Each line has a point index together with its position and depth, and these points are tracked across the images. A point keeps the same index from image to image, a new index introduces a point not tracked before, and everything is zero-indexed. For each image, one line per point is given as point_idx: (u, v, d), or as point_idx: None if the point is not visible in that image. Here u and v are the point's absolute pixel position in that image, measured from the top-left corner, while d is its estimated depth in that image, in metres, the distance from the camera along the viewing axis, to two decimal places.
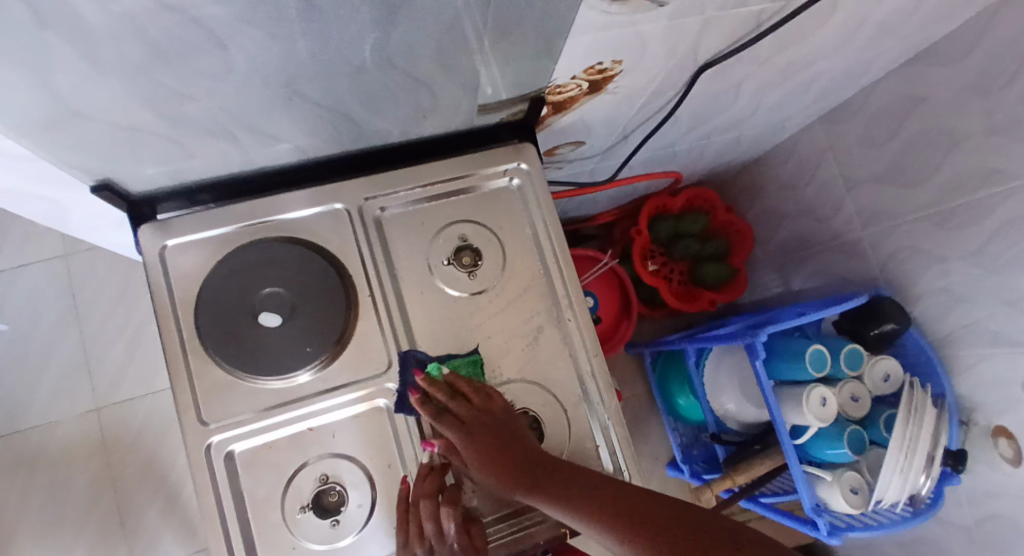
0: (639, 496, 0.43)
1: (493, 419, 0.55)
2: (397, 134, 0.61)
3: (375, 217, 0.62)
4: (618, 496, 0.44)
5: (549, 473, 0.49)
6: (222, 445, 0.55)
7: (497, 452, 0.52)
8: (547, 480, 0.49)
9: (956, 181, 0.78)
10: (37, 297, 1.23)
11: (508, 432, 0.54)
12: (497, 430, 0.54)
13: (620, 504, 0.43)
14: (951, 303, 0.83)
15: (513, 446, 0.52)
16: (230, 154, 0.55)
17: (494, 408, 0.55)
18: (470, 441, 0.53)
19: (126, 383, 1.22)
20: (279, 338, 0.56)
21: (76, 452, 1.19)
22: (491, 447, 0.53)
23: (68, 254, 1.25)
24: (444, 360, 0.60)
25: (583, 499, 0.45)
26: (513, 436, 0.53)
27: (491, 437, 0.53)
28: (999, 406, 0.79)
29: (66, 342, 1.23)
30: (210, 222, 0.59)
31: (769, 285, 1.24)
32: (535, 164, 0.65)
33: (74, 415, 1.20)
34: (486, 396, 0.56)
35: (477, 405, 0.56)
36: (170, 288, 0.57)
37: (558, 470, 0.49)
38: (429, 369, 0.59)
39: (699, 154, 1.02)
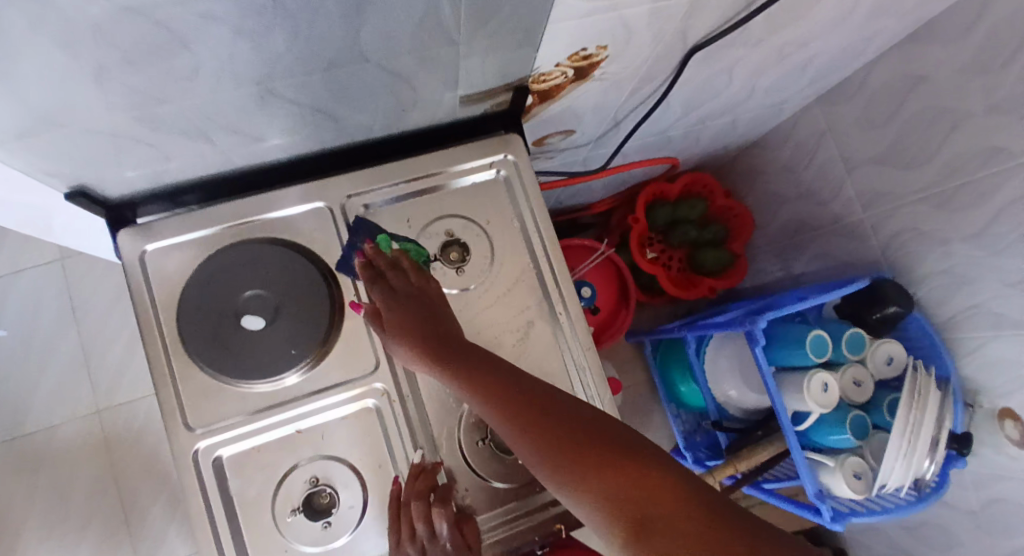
0: (570, 408, 0.46)
1: (427, 298, 0.55)
2: (377, 129, 0.59)
3: (359, 215, 0.61)
4: (544, 400, 0.47)
5: (471, 354, 0.51)
6: (210, 450, 0.55)
7: (424, 329, 0.53)
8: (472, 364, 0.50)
9: (958, 161, 0.76)
10: (33, 301, 1.23)
11: (438, 310, 0.54)
12: (427, 307, 0.54)
13: (549, 409, 0.46)
14: (955, 286, 0.81)
15: (438, 324, 0.53)
16: (206, 155, 0.54)
17: (430, 288, 0.56)
18: (397, 309, 0.54)
19: (125, 385, 1.23)
20: (263, 341, 0.55)
21: (79, 454, 1.20)
22: (416, 319, 0.53)
23: (62, 257, 1.25)
24: (395, 238, 0.60)
25: (508, 391, 0.47)
26: (443, 316, 0.54)
27: (424, 314, 0.54)
28: (1005, 390, 0.78)
29: (64, 345, 1.23)
30: (190, 224, 0.58)
31: (769, 269, 1.22)
32: (523, 156, 0.64)
33: (75, 418, 1.21)
34: (425, 277, 0.56)
35: (414, 283, 0.56)
36: (152, 293, 0.56)
37: (480, 354, 0.51)
38: (379, 242, 0.59)
39: (694, 139, 1.00)
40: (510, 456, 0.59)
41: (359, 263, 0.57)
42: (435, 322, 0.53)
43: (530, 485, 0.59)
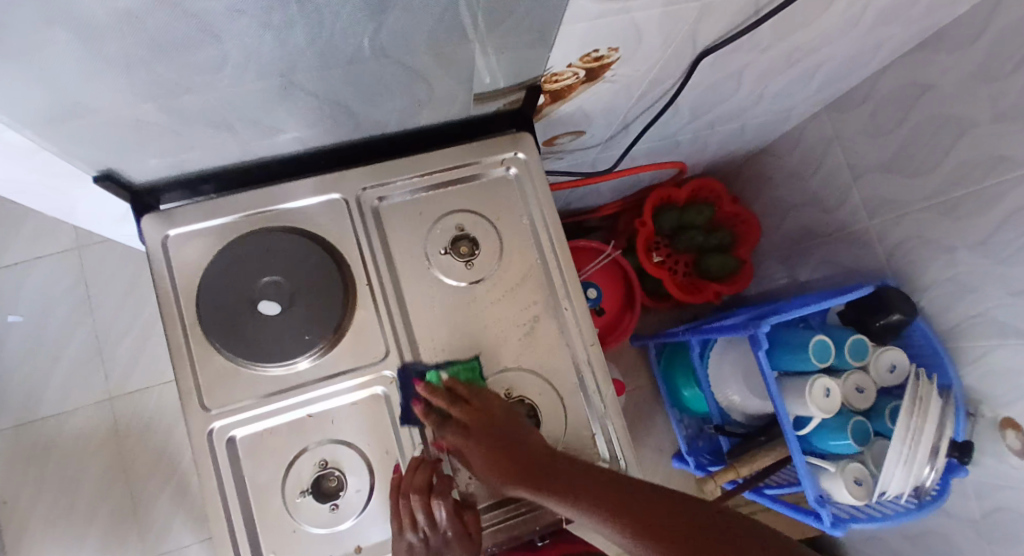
0: (638, 489, 0.47)
1: (497, 418, 0.56)
2: (393, 124, 0.61)
3: (373, 207, 0.63)
4: (618, 494, 0.47)
5: (555, 463, 0.52)
6: (224, 431, 0.57)
7: (503, 453, 0.53)
8: (548, 476, 0.51)
9: (963, 169, 0.77)
10: (50, 290, 1.26)
11: (509, 426, 0.55)
12: (500, 427, 0.55)
13: (621, 496, 0.47)
14: (959, 293, 0.82)
15: (517, 444, 0.54)
16: (229, 144, 0.56)
17: (494, 406, 0.56)
18: (475, 444, 0.55)
19: (137, 374, 1.25)
20: (278, 326, 0.57)
21: (90, 441, 1.22)
22: (495, 444, 0.54)
23: (80, 246, 1.28)
24: (443, 365, 0.60)
25: (591, 494, 0.48)
26: (515, 432, 0.55)
27: (492, 438, 0.54)
28: (1007, 398, 0.78)
29: (78, 334, 1.25)
30: (211, 212, 0.60)
31: (774, 276, 1.23)
32: (533, 153, 0.65)
33: (87, 405, 1.23)
34: (485, 398, 0.57)
35: (477, 407, 0.56)
36: (172, 276, 0.59)
37: (559, 463, 0.52)
38: (428, 377, 0.59)
39: (702, 144, 1.01)
40: None
41: (420, 409, 0.58)
42: (504, 440, 0.54)
43: None
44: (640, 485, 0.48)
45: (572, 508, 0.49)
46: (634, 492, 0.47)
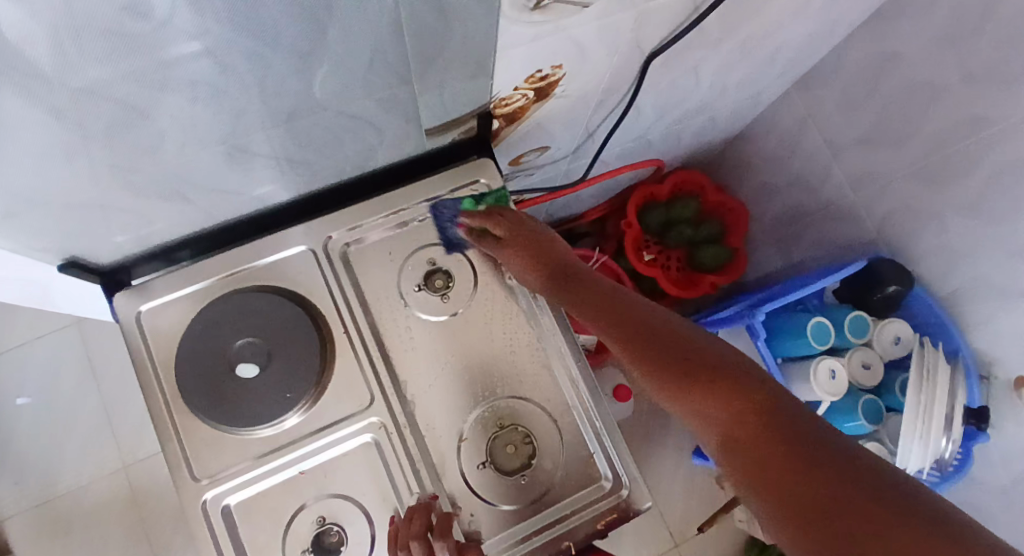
0: (646, 317, 0.52)
1: (527, 232, 0.62)
2: (350, 169, 0.61)
3: (341, 253, 0.62)
4: (628, 315, 0.52)
5: (582, 282, 0.58)
6: (217, 500, 0.56)
7: (539, 265, 0.60)
8: (570, 289, 0.58)
9: (939, 133, 0.75)
10: (57, 365, 1.27)
11: (550, 244, 0.62)
12: (542, 246, 0.61)
13: (630, 319, 0.52)
14: (954, 258, 0.80)
15: (557, 257, 0.61)
16: (188, 212, 0.56)
17: (524, 226, 0.62)
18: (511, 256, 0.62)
19: (150, 438, 1.25)
20: (258, 387, 0.56)
21: (109, 511, 1.22)
22: (537, 256, 0.61)
23: (79, 320, 1.29)
24: (477, 197, 0.65)
25: (591, 307, 0.55)
26: (554, 252, 0.61)
27: (524, 253, 0.61)
28: (1019, 360, 0.76)
29: (87, 406, 1.26)
30: (182, 281, 0.60)
31: (767, 259, 1.21)
32: (496, 178, 0.65)
33: (103, 475, 1.23)
34: (516, 217, 0.63)
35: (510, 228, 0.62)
36: (149, 349, 0.58)
37: (592, 285, 0.57)
38: (465, 207, 0.64)
39: (675, 139, 1.00)
40: (512, 477, 0.59)
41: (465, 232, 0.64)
42: (532, 254, 0.61)
43: (532, 505, 0.59)
44: (646, 311, 0.52)
45: (586, 318, 0.55)
46: (661, 324, 0.51)
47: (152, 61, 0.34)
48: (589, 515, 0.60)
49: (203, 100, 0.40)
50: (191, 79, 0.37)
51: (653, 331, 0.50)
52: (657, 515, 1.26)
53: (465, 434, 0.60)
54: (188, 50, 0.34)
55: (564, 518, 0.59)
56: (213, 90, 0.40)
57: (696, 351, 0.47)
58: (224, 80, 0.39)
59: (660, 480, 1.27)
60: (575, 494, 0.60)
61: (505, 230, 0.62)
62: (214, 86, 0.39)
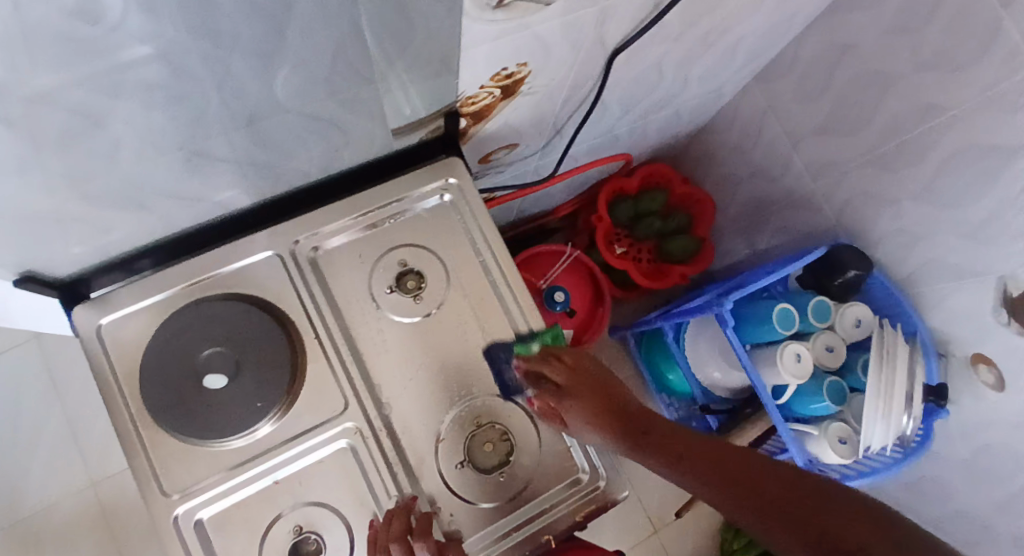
0: (728, 457, 0.46)
1: (591, 373, 0.59)
2: (315, 172, 0.60)
3: (309, 257, 0.61)
4: (710, 455, 0.47)
5: (657, 427, 0.52)
6: (189, 515, 0.55)
7: (605, 408, 0.56)
8: (641, 432, 0.53)
9: (892, 121, 0.78)
10: (14, 384, 1.22)
11: (612, 387, 0.58)
12: (600, 383, 0.58)
13: (710, 456, 0.46)
14: (910, 242, 0.83)
15: (620, 398, 0.57)
16: (147, 220, 0.54)
17: (586, 366, 0.59)
18: (574, 398, 0.57)
19: (119, 454, 1.21)
20: (228, 398, 0.55)
21: (78, 532, 1.18)
22: (597, 396, 0.57)
23: (37, 335, 1.24)
24: (529, 337, 0.62)
25: (670, 454, 0.49)
26: (619, 395, 0.57)
27: (587, 393, 0.57)
28: (972, 337, 0.79)
29: (49, 424, 1.21)
30: (144, 291, 0.58)
31: (734, 248, 1.24)
32: (465, 178, 0.65)
33: (70, 495, 1.19)
34: (578, 359, 0.60)
35: (570, 369, 0.59)
36: (111, 364, 0.57)
37: (670, 431, 0.51)
38: (518, 351, 0.61)
39: (642, 133, 1.01)
40: (491, 475, 0.60)
41: (521, 374, 0.61)
42: (597, 397, 0.57)
43: (512, 501, 0.59)
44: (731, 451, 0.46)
45: (663, 465, 0.49)
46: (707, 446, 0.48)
47: (102, 66, 0.33)
48: (569, 507, 0.60)
49: (158, 105, 0.39)
50: (145, 84, 0.36)
51: (736, 470, 0.44)
52: (637, 504, 1.28)
53: (443, 435, 0.60)
54: (141, 55, 0.33)
55: (544, 513, 0.60)
56: (170, 94, 0.38)
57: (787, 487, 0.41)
58: (180, 86, 0.38)
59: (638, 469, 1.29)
60: (554, 488, 0.61)
61: (561, 372, 0.59)
62: (170, 91, 0.38)
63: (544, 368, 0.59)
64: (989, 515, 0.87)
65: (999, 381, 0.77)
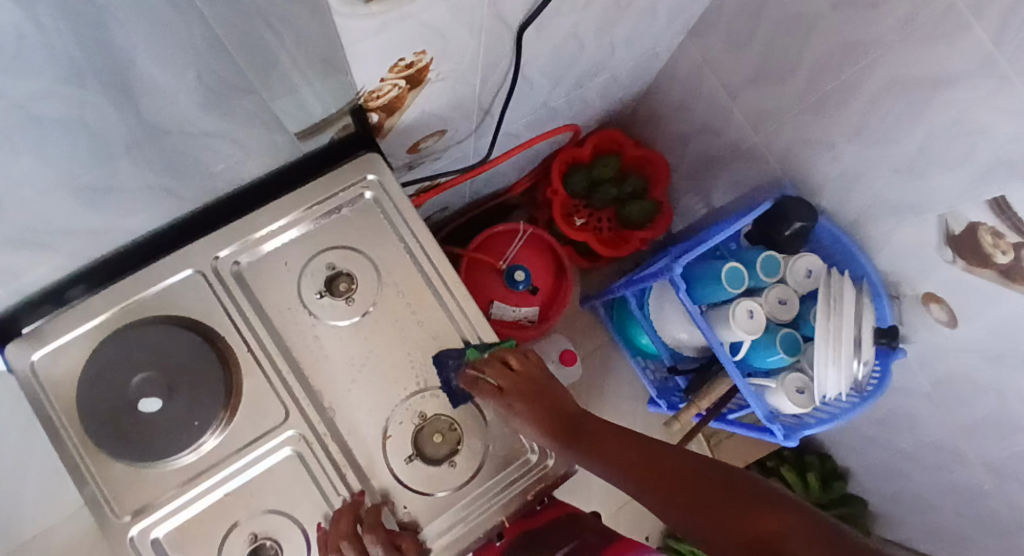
0: (660, 454, 0.51)
1: (535, 380, 0.61)
2: (227, 184, 0.59)
3: (233, 271, 0.61)
4: (647, 455, 0.52)
5: (594, 434, 0.57)
6: (144, 535, 0.56)
7: (549, 415, 0.58)
8: (583, 436, 0.56)
9: (821, 63, 0.76)
10: None
11: (554, 391, 0.61)
12: (542, 391, 0.60)
13: (646, 458, 0.51)
14: (852, 185, 0.83)
15: (561, 405, 0.60)
16: (59, 254, 0.54)
17: (531, 374, 0.61)
18: (521, 405, 0.59)
19: None
20: (165, 419, 0.55)
21: None
22: (539, 403, 0.59)
23: None
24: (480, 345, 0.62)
25: (608, 454, 0.54)
26: (559, 400, 0.60)
27: (532, 402, 0.59)
28: (921, 275, 0.80)
29: None
30: (71, 322, 0.58)
31: (692, 207, 1.24)
32: (385, 172, 0.64)
33: None
34: (523, 365, 0.61)
35: (519, 378, 0.60)
36: (48, 397, 0.57)
37: (608, 435, 0.56)
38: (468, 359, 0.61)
39: (583, 101, 0.99)
40: (441, 465, 0.61)
41: (467, 382, 0.60)
42: (542, 404, 0.59)
43: (463, 489, 0.60)
44: (661, 450, 0.52)
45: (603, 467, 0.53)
46: (640, 451, 0.53)
47: None
48: (519, 488, 0.62)
49: None
50: None
51: (666, 466, 0.50)
52: None
53: (389, 431, 0.60)
54: None
55: (496, 496, 0.61)
56: None
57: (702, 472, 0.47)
58: None
59: None
60: (505, 472, 0.62)
61: (505, 376, 0.60)
62: None
63: (487, 374, 0.60)
64: (956, 441, 0.89)
65: (951, 317, 0.77)
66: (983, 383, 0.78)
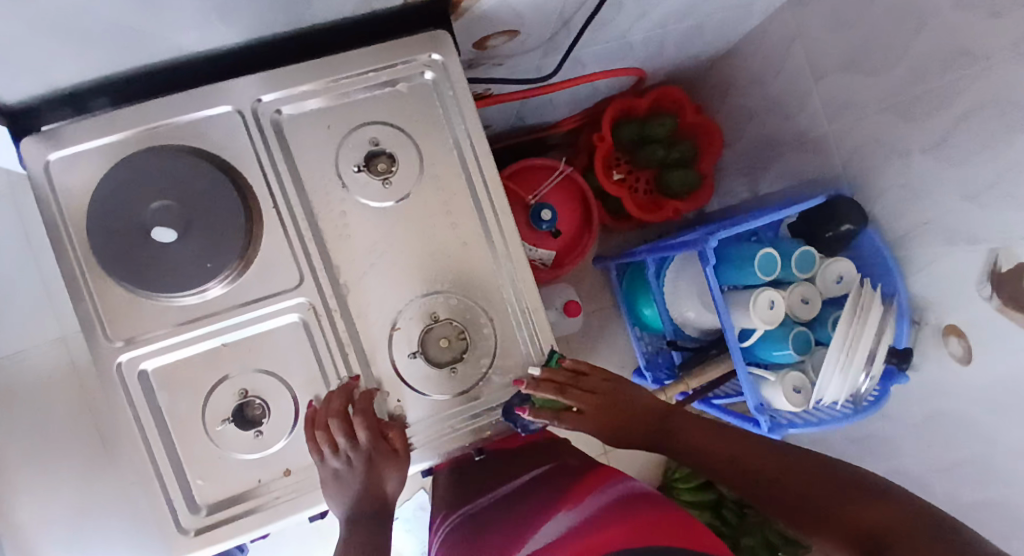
0: (713, 432, 0.57)
1: (609, 391, 0.59)
2: (284, 22, 0.55)
3: (272, 119, 0.58)
4: (704, 432, 0.57)
5: (670, 426, 0.59)
6: (132, 364, 0.55)
7: (622, 422, 0.59)
8: (658, 428, 0.59)
9: (920, 64, 0.71)
10: None
11: (621, 394, 0.60)
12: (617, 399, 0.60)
13: (709, 436, 0.57)
14: (912, 199, 0.79)
15: (638, 411, 0.60)
16: (96, 56, 0.50)
17: (601, 385, 0.59)
18: (602, 420, 0.59)
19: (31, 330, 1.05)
20: (175, 255, 0.53)
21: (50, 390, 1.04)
22: (616, 412, 0.59)
23: None
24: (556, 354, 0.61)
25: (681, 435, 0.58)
26: (631, 402, 0.60)
27: (609, 411, 0.59)
28: (952, 307, 0.78)
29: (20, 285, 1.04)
30: (95, 130, 0.54)
31: (736, 189, 1.20)
32: (451, 55, 0.60)
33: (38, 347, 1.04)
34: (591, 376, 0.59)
35: (595, 394, 0.59)
36: (58, 203, 0.54)
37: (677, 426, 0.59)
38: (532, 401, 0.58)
39: (658, 45, 0.94)
40: (441, 369, 0.60)
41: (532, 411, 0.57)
42: (615, 411, 0.59)
43: (458, 397, 0.60)
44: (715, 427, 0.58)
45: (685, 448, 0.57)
46: (715, 437, 0.57)
47: None
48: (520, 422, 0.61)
49: None
50: None
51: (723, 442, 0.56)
52: None
53: (399, 323, 0.59)
54: None
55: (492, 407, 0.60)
56: None
57: (746, 446, 0.54)
58: None
59: None
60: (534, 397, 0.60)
61: (591, 404, 0.58)
62: None
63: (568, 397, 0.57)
64: (925, 476, 0.89)
65: (967, 353, 0.76)
66: (975, 427, 0.78)
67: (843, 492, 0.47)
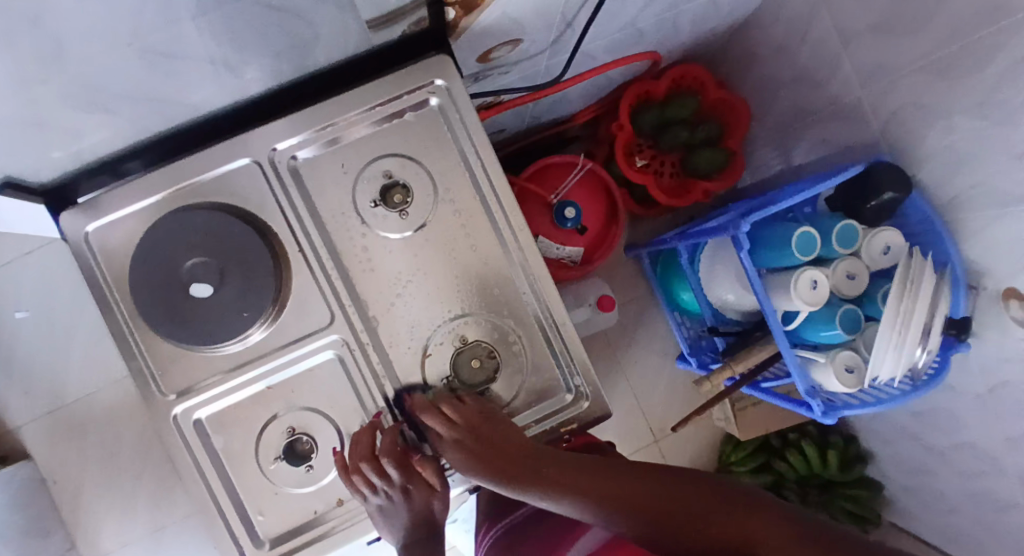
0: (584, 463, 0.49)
1: (484, 418, 0.55)
2: (291, 72, 0.56)
3: (289, 165, 0.59)
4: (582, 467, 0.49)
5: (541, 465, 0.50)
6: (187, 414, 0.58)
7: (492, 454, 0.52)
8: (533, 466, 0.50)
9: (956, 19, 0.66)
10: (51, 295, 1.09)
11: (503, 428, 0.54)
12: (496, 436, 0.53)
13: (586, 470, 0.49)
14: (957, 161, 0.74)
15: (512, 444, 0.53)
16: (119, 130, 0.52)
17: (473, 413, 0.55)
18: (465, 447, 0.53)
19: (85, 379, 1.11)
20: (214, 307, 0.55)
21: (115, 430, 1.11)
22: (486, 443, 0.53)
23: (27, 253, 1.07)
24: None
25: (559, 478, 0.48)
26: (507, 435, 0.53)
27: (473, 438, 0.53)
28: (1010, 271, 0.72)
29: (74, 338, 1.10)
30: (126, 196, 0.57)
31: (768, 163, 1.15)
32: (455, 79, 0.59)
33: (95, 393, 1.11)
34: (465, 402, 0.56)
35: (463, 420, 0.55)
36: (101, 269, 0.58)
37: (553, 465, 0.50)
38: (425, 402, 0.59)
39: (669, 28, 0.90)
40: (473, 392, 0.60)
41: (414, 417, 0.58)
42: (484, 438, 0.53)
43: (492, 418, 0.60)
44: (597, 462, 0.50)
45: (556, 491, 0.48)
46: (588, 473, 0.48)
47: None
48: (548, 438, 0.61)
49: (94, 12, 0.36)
50: None
51: (599, 478, 0.48)
52: (639, 415, 1.31)
53: (430, 350, 0.60)
54: None
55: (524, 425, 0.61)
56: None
57: (623, 479, 0.47)
58: None
59: (643, 383, 1.31)
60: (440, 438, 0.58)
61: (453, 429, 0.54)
62: None
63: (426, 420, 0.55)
64: (995, 448, 0.84)
65: None
66: None
67: (716, 503, 0.43)
